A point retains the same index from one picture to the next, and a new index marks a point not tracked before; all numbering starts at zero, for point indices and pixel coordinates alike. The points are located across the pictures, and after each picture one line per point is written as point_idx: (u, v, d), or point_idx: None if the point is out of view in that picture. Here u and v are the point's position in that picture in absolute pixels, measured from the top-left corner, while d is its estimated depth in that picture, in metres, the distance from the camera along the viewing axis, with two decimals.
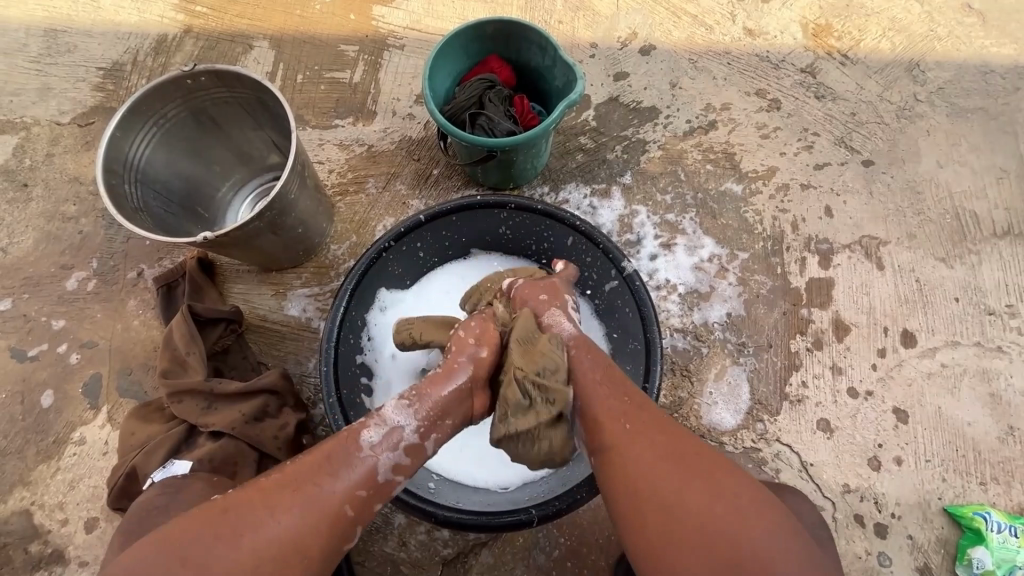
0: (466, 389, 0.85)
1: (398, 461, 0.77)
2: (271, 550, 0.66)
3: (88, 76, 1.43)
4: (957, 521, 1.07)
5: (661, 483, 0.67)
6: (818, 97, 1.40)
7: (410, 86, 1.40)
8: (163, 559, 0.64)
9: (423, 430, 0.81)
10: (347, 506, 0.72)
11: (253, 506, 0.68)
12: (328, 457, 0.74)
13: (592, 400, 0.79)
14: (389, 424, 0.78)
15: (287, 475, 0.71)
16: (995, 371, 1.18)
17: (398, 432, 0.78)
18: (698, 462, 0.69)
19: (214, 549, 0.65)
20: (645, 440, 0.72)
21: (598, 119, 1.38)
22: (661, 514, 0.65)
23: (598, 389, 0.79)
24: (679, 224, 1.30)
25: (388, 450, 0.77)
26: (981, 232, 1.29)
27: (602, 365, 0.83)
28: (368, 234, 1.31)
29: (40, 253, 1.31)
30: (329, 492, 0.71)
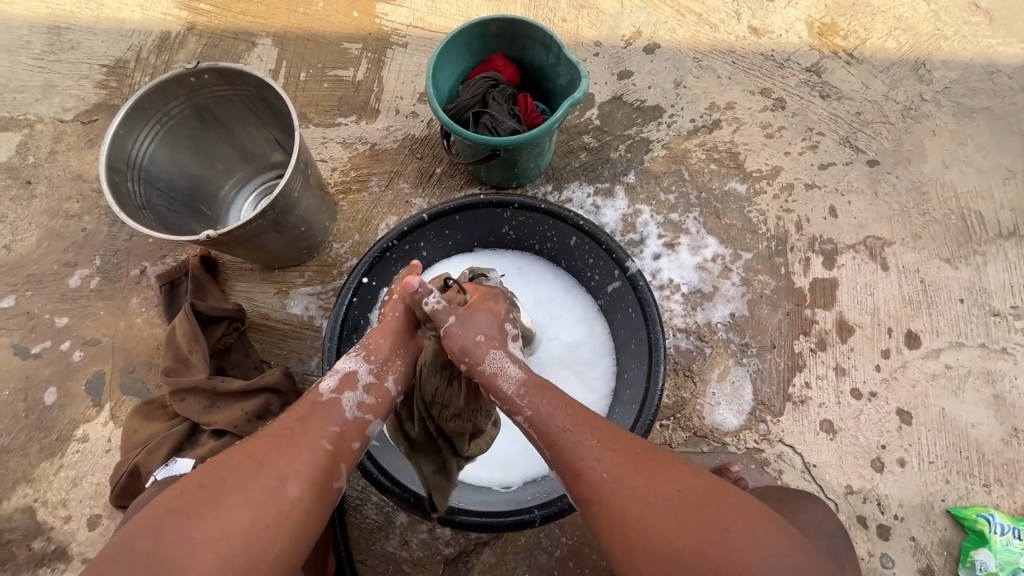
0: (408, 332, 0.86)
1: (362, 400, 0.78)
2: (261, 492, 0.67)
3: (92, 73, 1.43)
4: (961, 523, 1.06)
5: (651, 531, 0.66)
6: (823, 97, 1.39)
7: (413, 84, 1.39)
8: (152, 525, 0.64)
9: (378, 370, 0.81)
10: (324, 442, 0.73)
11: (236, 461, 0.69)
12: (299, 409, 0.75)
13: (564, 449, 0.73)
14: (343, 372, 0.79)
15: (262, 432, 0.73)
16: (999, 372, 1.17)
17: (354, 376, 0.79)
18: (685, 497, 0.67)
19: (204, 502, 0.65)
20: (630, 485, 0.69)
21: (602, 117, 1.37)
22: (658, 561, 0.64)
23: (567, 435, 0.74)
24: (682, 224, 1.29)
25: (348, 391, 0.78)
26: (986, 233, 1.28)
27: (561, 401, 0.77)
28: (371, 232, 1.30)
29: (44, 250, 1.31)
30: (307, 437, 0.73)
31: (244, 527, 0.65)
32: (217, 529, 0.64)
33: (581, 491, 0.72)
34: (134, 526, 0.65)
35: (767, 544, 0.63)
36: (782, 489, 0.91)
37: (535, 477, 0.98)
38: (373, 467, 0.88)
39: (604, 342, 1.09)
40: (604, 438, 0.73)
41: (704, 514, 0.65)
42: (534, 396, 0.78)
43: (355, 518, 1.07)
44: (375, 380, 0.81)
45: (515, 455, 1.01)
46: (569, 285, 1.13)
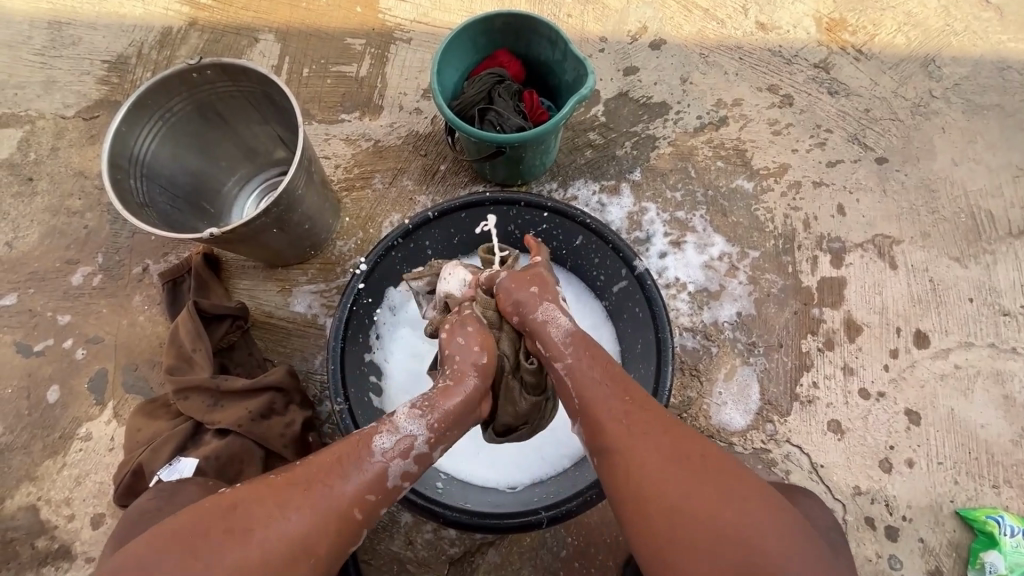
0: (475, 396, 0.83)
1: (407, 469, 0.75)
2: (279, 554, 0.64)
3: (93, 69, 1.42)
4: (969, 525, 1.06)
5: (665, 486, 0.65)
6: (831, 93, 1.38)
7: (417, 80, 1.38)
8: (171, 555, 0.63)
9: (433, 441, 0.78)
10: (354, 508, 0.71)
11: (264, 507, 0.67)
12: (339, 458, 0.73)
13: (595, 401, 0.74)
14: (400, 433, 0.76)
15: (297, 478, 0.70)
16: (1009, 373, 1.16)
17: (409, 440, 0.76)
18: (707, 466, 0.66)
19: (224, 548, 0.63)
20: (652, 443, 0.69)
21: (607, 114, 1.36)
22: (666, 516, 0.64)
23: (601, 389, 0.75)
24: (689, 222, 1.28)
25: (397, 458, 0.74)
26: (996, 231, 1.27)
27: (600, 360, 0.79)
28: (375, 230, 1.30)
29: (45, 248, 1.30)
30: (336, 495, 0.70)
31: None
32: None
33: (599, 439, 0.72)
34: (156, 545, 0.64)
35: (786, 533, 0.61)
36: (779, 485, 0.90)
37: (542, 478, 0.97)
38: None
39: (611, 343, 1.08)
40: (637, 400, 0.74)
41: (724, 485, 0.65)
42: (577, 350, 0.80)
43: None
44: (427, 449, 0.77)
45: (522, 456, 1.00)
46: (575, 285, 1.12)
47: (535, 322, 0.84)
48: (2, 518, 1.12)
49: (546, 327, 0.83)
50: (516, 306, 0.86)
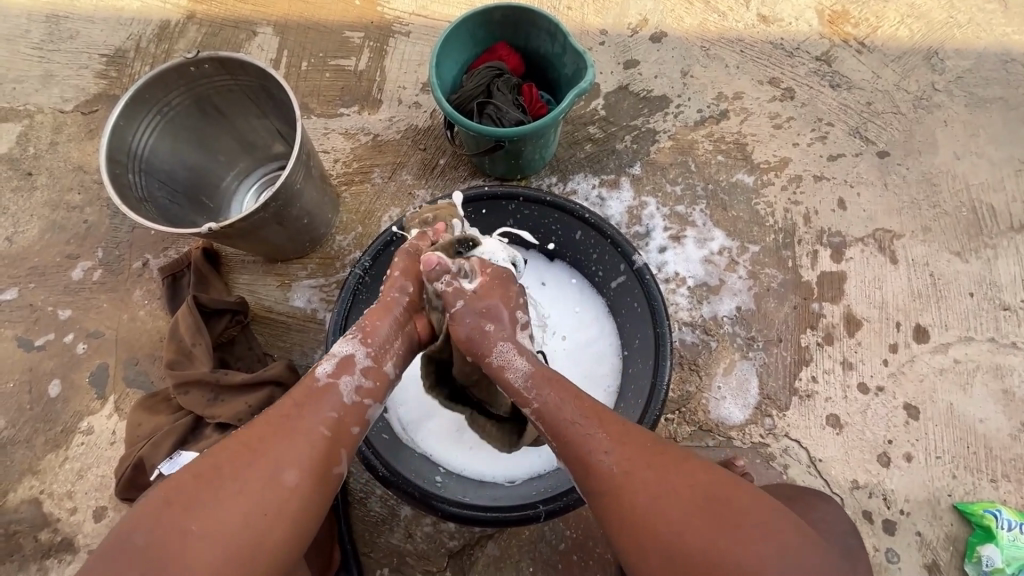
0: (404, 313, 0.85)
1: (361, 385, 0.78)
2: (258, 488, 0.67)
3: (91, 63, 1.41)
4: (967, 519, 1.06)
5: (664, 528, 0.65)
6: (832, 86, 1.37)
7: (416, 74, 1.37)
8: (147, 515, 0.64)
9: (376, 355, 0.81)
10: (321, 430, 0.73)
11: (235, 454, 0.69)
12: (297, 397, 0.75)
13: (573, 441, 0.73)
14: (339, 356, 0.79)
15: (260, 422, 0.72)
16: (1008, 367, 1.16)
17: (352, 361, 0.79)
18: (696, 492, 0.67)
19: (204, 495, 0.66)
20: (638, 479, 0.68)
21: (607, 108, 1.35)
22: (673, 558, 0.64)
23: (577, 427, 0.73)
24: (689, 216, 1.28)
25: (346, 376, 0.77)
26: (997, 225, 1.26)
27: (567, 393, 0.77)
28: (374, 224, 1.29)
29: (45, 242, 1.30)
30: (301, 425, 0.72)
31: (238, 522, 0.65)
32: (212, 526, 0.64)
33: (590, 486, 0.71)
34: (133, 512, 0.66)
35: (781, 544, 0.63)
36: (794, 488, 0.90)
37: (540, 472, 0.97)
38: (378, 459, 0.87)
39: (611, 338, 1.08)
40: (614, 433, 0.72)
41: (715, 511, 0.65)
42: (543, 388, 0.78)
43: (360, 511, 1.07)
44: (372, 364, 0.80)
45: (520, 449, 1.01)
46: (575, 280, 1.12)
47: (491, 366, 0.81)
48: (5, 510, 1.13)
49: (504, 371, 0.80)
50: (469, 339, 0.83)
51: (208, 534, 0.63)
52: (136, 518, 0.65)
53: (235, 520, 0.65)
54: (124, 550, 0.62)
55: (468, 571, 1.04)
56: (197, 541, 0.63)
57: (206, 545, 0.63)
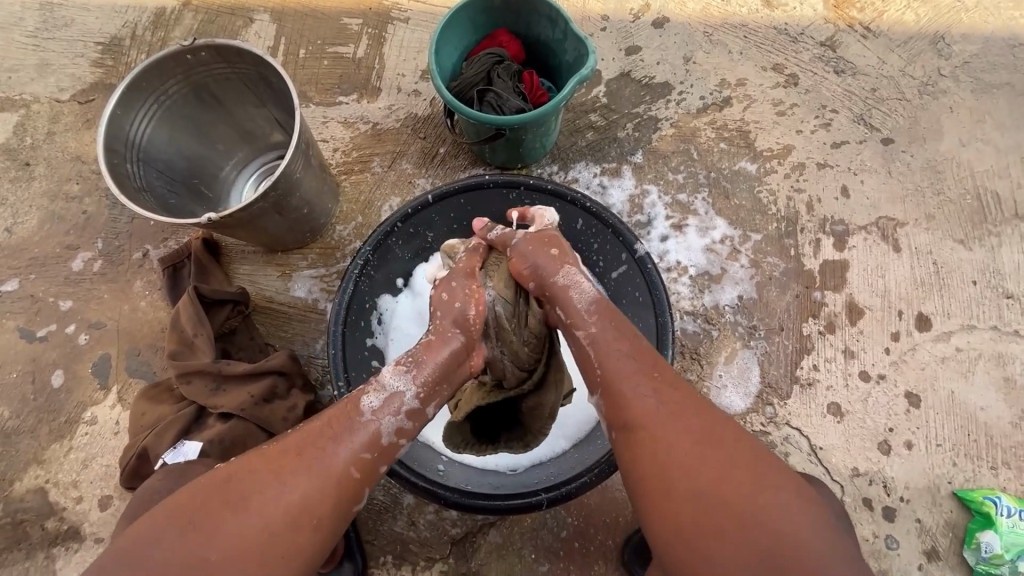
0: (461, 349, 0.83)
1: (401, 427, 0.76)
2: (280, 517, 0.65)
3: (87, 51, 1.40)
4: (966, 506, 1.06)
5: (692, 467, 0.64)
6: (837, 72, 1.35)
7: (416, 61, 1.36)
8: (167, 532, 0.63)
9: (424, 395, 0.79)
10: (352, 469, 0.71)
11: (266, 472, 0.68)
12: (334, 422, 0.74)
13: (620, 372, 0.74)
14: (388, 390, 0.77)
15: (294, 440, 0.71)
16: (1010, 355, 1.16)
17: (399, 398, 0.77)
18: (730, 445, 0.66)
19: (230, 512, 0.65)
20: (680, 416, 0.69)
21: (609, 95, 1.34)
22: (695, 498, 0.63)
23: (624, 361, 0.75)
24: (691, 204, 1.27)
25: (389, 415, 0.76)
26: (1002, 213, 1.25)
27: (621, 333, 0.78)
28: (374, 214, 1.29)
29: (45, 233, 1.30)
30: (332, 454, 0.71)
31: (257, 550, 0.63)
32: (229, 555, 0.62)
33: (626, 415, 0.71)
34: (155, 521, 0.65)
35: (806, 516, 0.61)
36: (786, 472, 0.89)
37: (542, 461, 0.97)
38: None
39: None
40: (665, 376, 0.73)
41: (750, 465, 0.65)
42: (597, 322, 0.80)
43: (363, 500, 1.08)
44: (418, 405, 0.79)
45: None
46: None
47: (556, 286, 0.84)
48: (11, 499, 1.13)
49: (569, 289, 0.83)
50: (534, 271, 0.86)
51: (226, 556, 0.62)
52: (159, 523, 0.64)
53: (252, 546, 0.63)
54: (142, 552, 0.62)
55: (470, 558, 1.05)
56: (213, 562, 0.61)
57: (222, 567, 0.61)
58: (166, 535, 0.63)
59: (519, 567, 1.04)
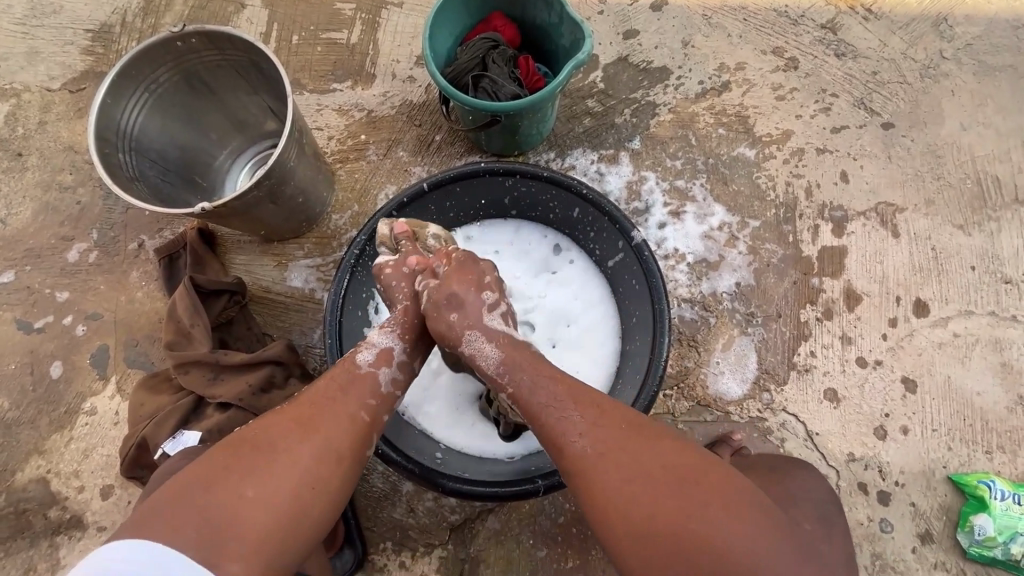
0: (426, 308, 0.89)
1: (395, 377, 0.81)
2: (308, 458, 0.68)
3: (77, 39, 1.38)
4: (961, 489, 1.06)
5: (642, 508, 0.64)
6: (838, 55, 1.33)
7: (410, 47, 1.34)
8: (195, 487, 0.63)
9: (409, 349, 0.84)
10: (363, 413, 0.75)
11: (281, 429, 0.69)
12: (337, 379, 0.77)
13: (550, 418, 0.72)
14: (378, 346, 0.82)
15: (302, 400, 0.74)
16: (1007, 340, 1.16)
17: (388, 352, 0.82)
18: (672, 474, 0.65)
19: (254, 466, 0.66)
20: (617, 453, 0.67)
21: (606, 80, 1.32)
22: (651, 537, 0.63)
23: (554, 407, 0.73)
24: (688, 190, 1.26)
25: (384, 366, 0.80)
26: (1002, 198, 1.24)
27: (545, 374, 0.77)
28: (370, 202, 1.28)
29: (39, 224, 1.29)
30: (342, 406, 0.74)
31: (289, 491, 0.65)
32: (262, 498, 0.64)
33: (569, 464, 0.70)
34: (176, 484, 0.64)
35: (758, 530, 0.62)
36: (778, 458, 0.89)
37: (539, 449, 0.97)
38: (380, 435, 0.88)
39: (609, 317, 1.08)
40: (598, 408, 0.72)
41: (700, 484, 0.64)
42: (518, 371, 0.78)
43: (362, 487, 1.09)
44: (406, 358, 0.84)
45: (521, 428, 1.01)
46: (574, 258, 1.10)
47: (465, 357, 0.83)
48: (13, 489, 1.14)
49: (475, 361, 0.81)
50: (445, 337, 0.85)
51: (257, 505, 0.63)
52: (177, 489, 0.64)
53: (286, 492, 0.65)
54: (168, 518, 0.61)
55: (469, 544, 1.06)
56: (245, 513, 0.63)
57: (255, 514, 0.63)
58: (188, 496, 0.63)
59: (518, 553, 1.05)
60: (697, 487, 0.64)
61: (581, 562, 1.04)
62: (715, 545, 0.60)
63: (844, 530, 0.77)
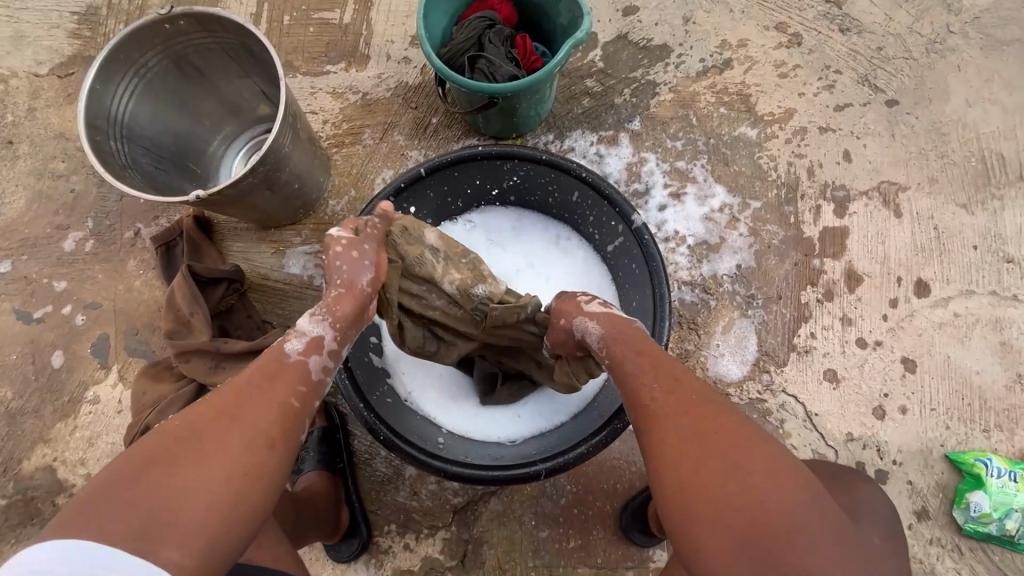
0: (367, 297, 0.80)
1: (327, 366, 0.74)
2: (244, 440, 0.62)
3: (63, 22, 1.34)
4: (958, 467, 1.07)
5: (707, 479, 0.60)
6: (842, 31, 1.30)
7: (404, 26, 1.31)
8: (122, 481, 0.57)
9: (342, 338, 0.77)
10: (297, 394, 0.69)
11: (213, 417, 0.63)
12: (263, 365, 0.70)
13: (627, 378, 0.71)
14: (309, 336, 0.73)
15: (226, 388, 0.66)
16: (1008, 320, 1.16)
17: (321, 341, 0.74)
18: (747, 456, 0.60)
19: (187, 458, 0.59)
20: (684, 417, 0.64)
21: (605, 59, 1.29)
22: (714, 511, 0.58)
23: (640, 374, 0.71)
24: (689, 172, 1.24)
25: (316, 356, 0.73)
26: (1006, 176, 1.23)
27: (637, 347, 0.74)
28: (367, 187, 1.27)
29: (34, 213, 1.28)
30: (274, 391, 0.67)
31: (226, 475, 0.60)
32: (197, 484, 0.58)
33: (643, 422, 0.67)
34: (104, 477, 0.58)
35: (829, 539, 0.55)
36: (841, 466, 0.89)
37: (540, 433, 0.98)
38: (380, 423, 0.88)
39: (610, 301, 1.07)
40: (679, 379, 0.69)
41: (775, 471, 0.59)
42: (617, 343, 0.76)
43: (366, 471, 1.10)
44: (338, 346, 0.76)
45: (524, 414, 1.01)
46: (574, 243, 1.09)
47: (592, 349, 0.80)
48: (21, 477, 1.15)
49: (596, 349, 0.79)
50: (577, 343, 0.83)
51: (198, 494, 0.58)
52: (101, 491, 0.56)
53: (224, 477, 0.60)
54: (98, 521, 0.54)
55: (472, 525, 1.07)
56: (189, 505, 0.57)
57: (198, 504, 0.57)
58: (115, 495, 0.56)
59: (521, 534, 1.07)
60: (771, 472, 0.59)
61: (582, 542, 1.06)
62: (776, 529, 0.55)
63: (845, 502, 0.78)
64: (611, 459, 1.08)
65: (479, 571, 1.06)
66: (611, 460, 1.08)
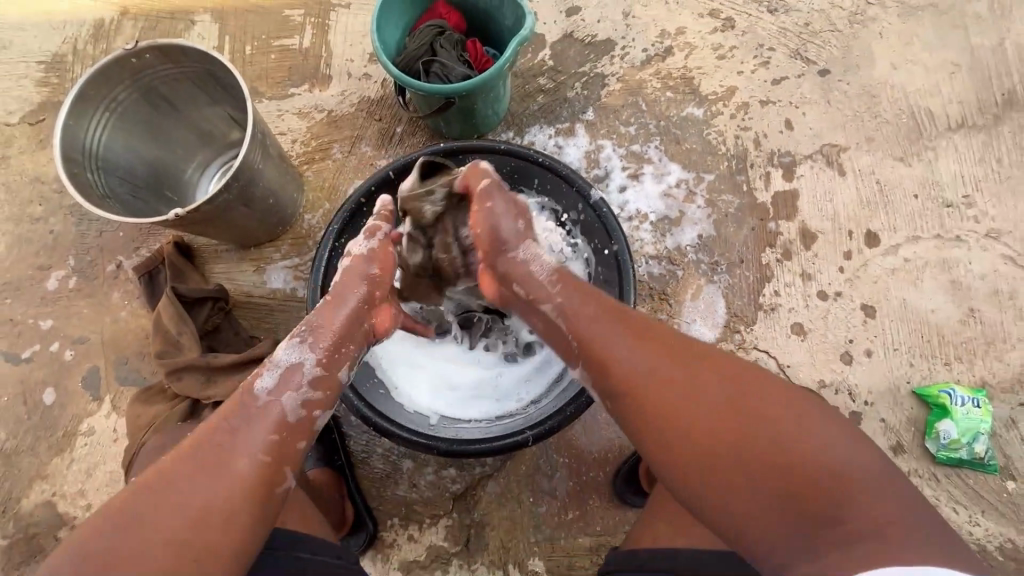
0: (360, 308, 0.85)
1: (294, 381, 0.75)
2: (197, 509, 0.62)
3: (30, 72, 1.40)
4: (925, 401, 1.14)
5: (752, 442, 0.60)
6: (770, 12, 1.40)
7: (362, 46, 1.38)
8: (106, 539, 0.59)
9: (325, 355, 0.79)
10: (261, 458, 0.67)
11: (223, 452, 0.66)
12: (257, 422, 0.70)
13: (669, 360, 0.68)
14: (281, 366, 0.75)
15: (222, 423, 0.68)
16: (955, 260, 1.24)
17: (296, 371, 0.76)
18: (775, 423, 0.60)
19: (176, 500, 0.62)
20: (738, 404, 0.62)
21: (555, 57, 1.37)
22: (767, 469, 0.59)
23: (673, 360, 0.68)
24: (644, 153, 1.32)
25: (265, 373, 0.75)
26: (936, 128, 1.32)
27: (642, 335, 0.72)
28: (340, 199, 1.31)
29: (15, 257, 1.30)
30: (289, 453, 0.71)
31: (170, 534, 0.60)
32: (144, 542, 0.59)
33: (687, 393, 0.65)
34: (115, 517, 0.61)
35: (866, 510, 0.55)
36: None
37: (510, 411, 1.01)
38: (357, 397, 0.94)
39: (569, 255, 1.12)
40: (707, 365, 0.67)
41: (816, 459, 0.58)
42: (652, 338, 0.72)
43: (363, 471, 1.12)
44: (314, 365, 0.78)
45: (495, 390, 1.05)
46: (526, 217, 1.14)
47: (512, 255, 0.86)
48: (21, 516, 1.16)
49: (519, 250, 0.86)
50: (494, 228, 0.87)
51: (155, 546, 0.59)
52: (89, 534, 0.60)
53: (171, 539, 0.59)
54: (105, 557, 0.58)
55: (473, 510, 1.09)
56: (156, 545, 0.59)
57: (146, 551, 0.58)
58: (99, 539, 0.58)
59: (520, 512, 1.08)
60: (804, 433, 0.59)
61: (581, 515, 1.07)
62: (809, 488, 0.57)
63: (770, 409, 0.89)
64: (602, 430, 1.10)
65: (484, 553, 1.07)
66: (600, 432, 1.10)
